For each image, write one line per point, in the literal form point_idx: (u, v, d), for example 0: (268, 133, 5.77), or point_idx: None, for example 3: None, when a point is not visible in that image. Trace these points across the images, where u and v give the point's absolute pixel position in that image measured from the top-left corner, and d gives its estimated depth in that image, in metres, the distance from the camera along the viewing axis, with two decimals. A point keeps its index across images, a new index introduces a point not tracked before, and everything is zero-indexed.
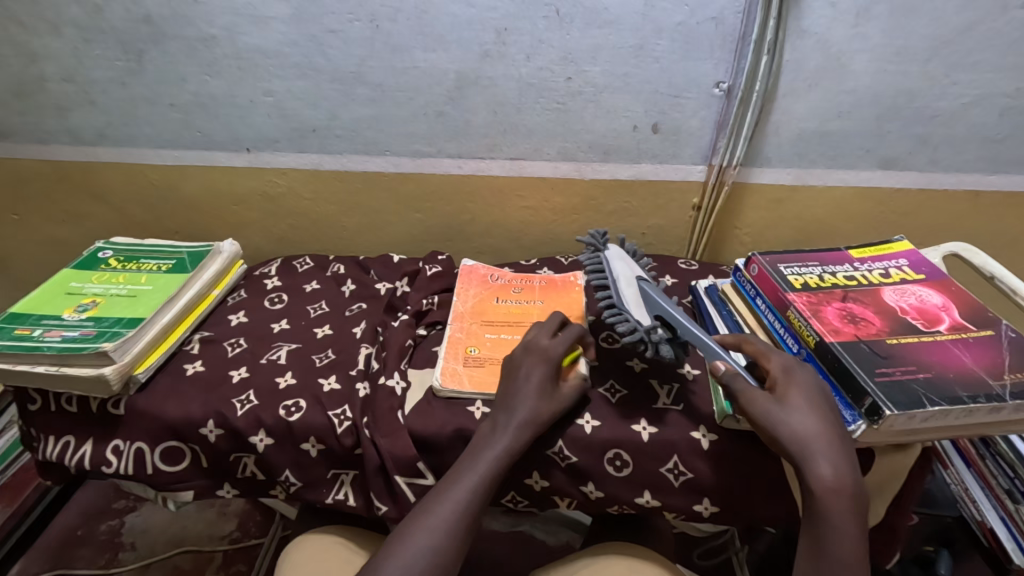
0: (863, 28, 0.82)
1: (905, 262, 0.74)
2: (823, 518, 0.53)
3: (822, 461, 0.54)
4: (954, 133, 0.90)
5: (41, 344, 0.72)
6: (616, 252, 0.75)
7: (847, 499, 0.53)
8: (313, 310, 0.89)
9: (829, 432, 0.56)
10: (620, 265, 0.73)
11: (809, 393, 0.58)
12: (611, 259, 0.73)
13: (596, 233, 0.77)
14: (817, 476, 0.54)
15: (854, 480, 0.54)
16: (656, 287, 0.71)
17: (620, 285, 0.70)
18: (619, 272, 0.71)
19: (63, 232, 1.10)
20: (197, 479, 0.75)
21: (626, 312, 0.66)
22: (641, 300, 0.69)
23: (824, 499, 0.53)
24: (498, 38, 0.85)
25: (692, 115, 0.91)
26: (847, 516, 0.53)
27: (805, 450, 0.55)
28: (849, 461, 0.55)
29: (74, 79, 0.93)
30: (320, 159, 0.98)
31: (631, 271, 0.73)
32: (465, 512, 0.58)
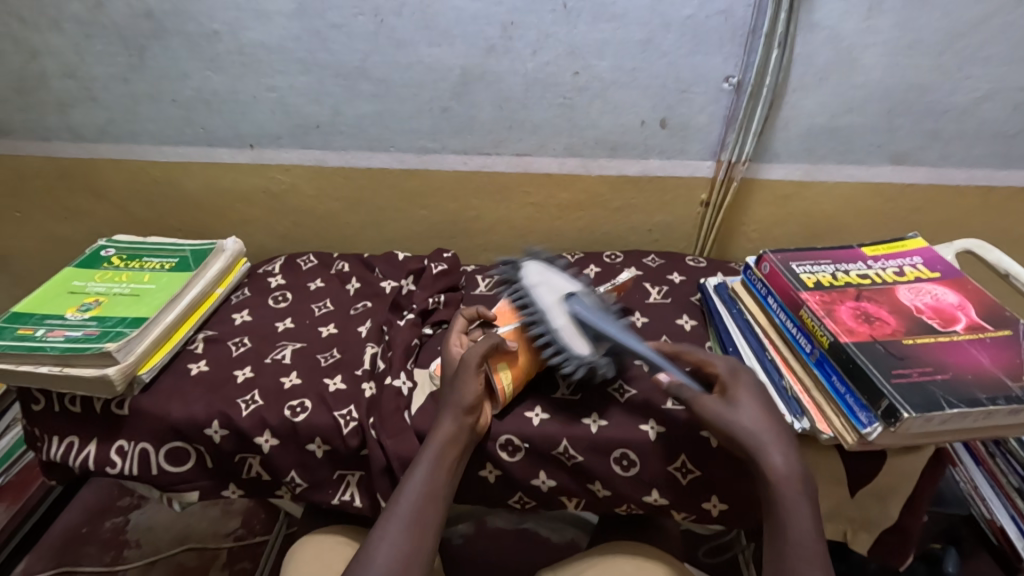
0: (875, 21, 0.80)
1: (919, 260, 0.73)
2: (787, 507, 0.54)
3: (773, 452, 0.56)
4: (967, 128, 0.88)
5: (44, 344, 0.71)
6: (534, 272, 0.74)
7: (801, 486, 0.55)
8: (318, 308, 0.88)
9: (775, 425, 0.58)
10: (544, 291, 0.72)
11: (752, 393, 0.60)
12: (532, 287, 0.72)
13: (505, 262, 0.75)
14: (773, 467, 0.55)
15: (802, 467, 0.56)
16: (585, 304, 0.70)
17: (549, 317, 0.68)
18: (543, 301, 0.70)
19: (65, 230, 1.09)
20: (202, 479, 0.74)
21: (566, 349, 0.66)
22: (575, 326, 0.69)
23: (783, 488, 0.54)
24: (504, 32, 0.84)
25: (700, 110, 0.89)
26: (804, 502, 0.54)
27: (761, 443, 0.56)
28: (796, 451, 0.57)
29: (75, 75, 0.92)
30: (323, 156, 0.97)
31: (554, 292, 0.72)
32: (416, 510, 0.58)
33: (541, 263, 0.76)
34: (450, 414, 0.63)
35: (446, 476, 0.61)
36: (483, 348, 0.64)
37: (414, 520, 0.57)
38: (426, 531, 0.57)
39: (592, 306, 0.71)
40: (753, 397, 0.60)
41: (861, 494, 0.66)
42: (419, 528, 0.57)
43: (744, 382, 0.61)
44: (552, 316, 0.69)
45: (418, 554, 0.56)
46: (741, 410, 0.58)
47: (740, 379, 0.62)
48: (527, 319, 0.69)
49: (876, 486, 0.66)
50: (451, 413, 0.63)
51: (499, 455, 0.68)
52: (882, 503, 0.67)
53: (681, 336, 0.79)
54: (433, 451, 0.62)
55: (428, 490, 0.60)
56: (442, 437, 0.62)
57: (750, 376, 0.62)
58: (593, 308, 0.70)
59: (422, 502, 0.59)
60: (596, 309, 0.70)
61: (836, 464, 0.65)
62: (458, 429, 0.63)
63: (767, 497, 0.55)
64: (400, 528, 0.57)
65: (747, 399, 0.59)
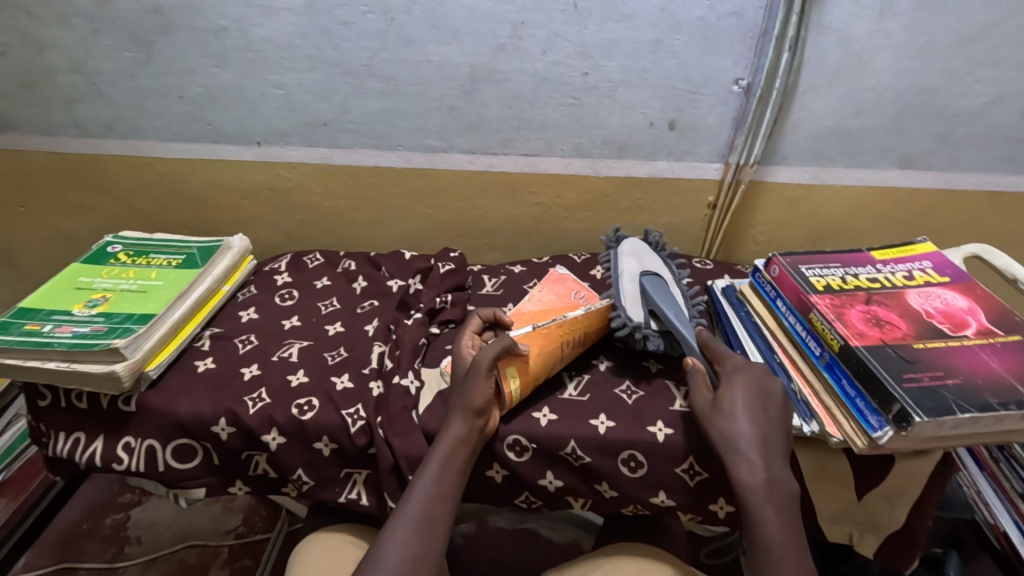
0: (885, 24, 0.80)
1: (929, 264, 0.73)
2: (752, 516, 0.55)
3: (742, 460, 0.56)
4: (976, 132, 0.88)
5: (51, 339, 0.71)
6: (631, 249, 0.81)
7: (768, 495, 0.55)
8: (325, 306, 0.88)
9: (754, 431, 0.58)
10: (631, 262, 0.79)
11: (744, 394, 0.60)
12: (624, 256, 0.79)
13: (612, 235, 0.84)
14: (739, 475, 0.56)
15: (774, 475, 0.56)
16: (658, 283, 0.75)
17: (621, 281, 0.76)
18: (624, 269, 0.77)
19: (70, 225, 1.09)
20: (208, 476, 0.74)
21: (621, 308, 0.73)
22: (638, 295, 0.74)
23: (749, 497, 0.55)
24: (514, 32, 0.84)
25: (709, 111, 0.89)
26: (771, 511, 0.55)
27: (730, 449, 0.57)
28: (772, 458, 0.57)
29: (82, 70, 0.92)
30: (331, 153, 0.97)
31: (642, 267, 0.78)
32: (426, 511, 0.58)
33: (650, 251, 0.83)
34: (460, 416, 0.63)
35: (456, 478, 0.62)
36: (495, 350, 0.64)
37: (420, 522, 0.58)
38: (432, 532, 0.58)
39: (664, 288, 0.75)
40: (744, 398, 0.60)
41: (868, 496, 0.66)
42: (422, 530, 0.57)
43: (737, 383, 0.62)
44: (623, 282, 0.76)
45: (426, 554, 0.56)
46: (725, 414, 0.59)
47: (733, 380, 0.62)
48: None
49: (885, 490, 0.66)
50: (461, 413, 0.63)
51: (506, 455, 0.68)
52: (890, 507, 0.66)
53: None
54: (444, 452, 0.62)
55: (439, 491, 0.60)
56: (452, 438, 0.63)
57: (745, 375, 0.62)
58: (663, 290, 0.75)
59: (431, 504, 0.59)
60: (665, 291, 0.75)
61: (841, 465, 0.66)
62: (469, 432, 0.63)
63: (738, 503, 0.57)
64: (405, 530, 0.57)
65: (734, 401, 0.60)
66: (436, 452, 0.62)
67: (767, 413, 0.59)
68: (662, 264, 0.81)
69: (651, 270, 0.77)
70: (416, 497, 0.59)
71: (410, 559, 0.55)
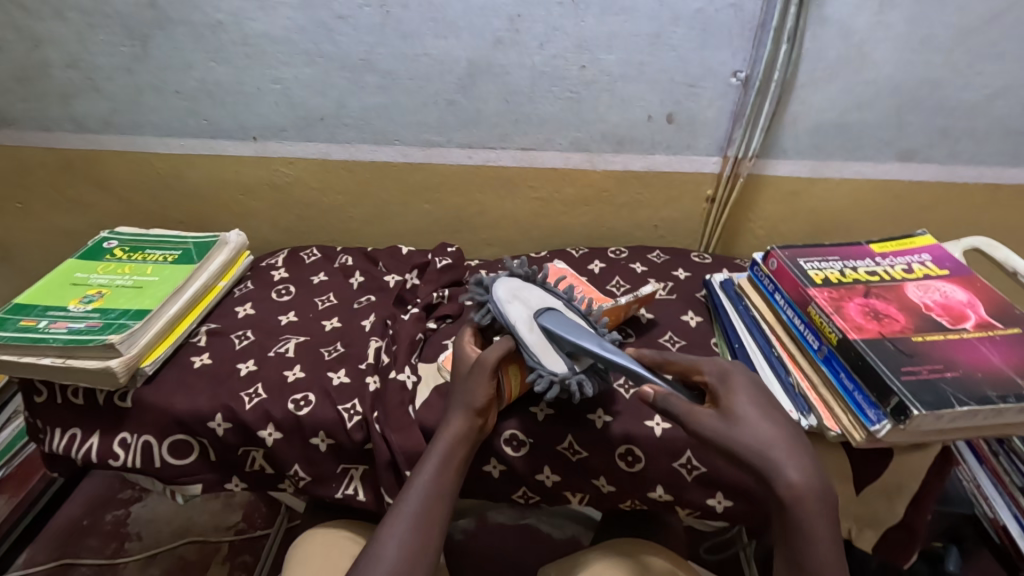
0: (886, 16, 0.80)
1: (928, 257, 0.73)
2: (801, 529, 0.50)
3: (788, 470, 0.51)
4: (976, 126, 0.88)
5: (47, 335, 0.71)
6: (506, 289, 0.68)
7: (819, 504, 0.51)
8: (321, 302, 0.88)
9: (781, 433, 0.53)
10: (517, 305, 0.66)
11: (749, 397, 0.56)
12: (504, 303, 0.67)
13: (476, 282, 0.70)
14: (790, 487, 0.51)
15: (820, 481, 0.52)
16: (557, 318, 0.65)
17: (519, 333, 0.64)
18: (515, 318, 0.65)
19: (67, 221, 1.09)
20: (204, 472, 0.74)
21: (538, 368, 0.63)
22: (547, 342, 0.64)
23: (801, 510, 0.50)
24: (511, 25, 0.83)
25: (708, 105, 0.89)
26: (823, 522, 0.50)
27: (768, 462, 0.52)
28: (811, 463, 0.52)
29: (78, 65, 0.91)
30: (328, 149, 0.97)
31: (530, 308, 0.66)
32: (425, 507, 0.58)
33: (519, 277, 0.71)
34: (459, 414, 0.63)
35: (454, 475, 0.61)
36: (500, 351, 0.63)
37: (418, 520, 0.57)
38: (431, 529, 0.58)
39: (564, 319, 0.66)
40: (754, 404, 0.56)
41: (866, 491, 0.66)
42: (422, 526, 0.57)
43: (738, 388, 0.58)
44: (522, 334, 0.65)
45: (425, 549, 0.56)
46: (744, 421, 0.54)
47: (732, 387, 0.58)
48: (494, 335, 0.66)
49: (883, 484, 0.65)
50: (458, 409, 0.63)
51: (503, 450, 0.68)
52: (889, 501, 0.66)
53: (686, 332, 0.78)
54: (443, 449, 0.62)
55: (438, 487, 0.60)
56: (450, 436, 0.62)
57: (740, 379, 0.59)
58: (565, 321, 0.65)
59: (430, 500, 0.59)
60: (569, 322, 0.65)
61: (841, 460, 0.65)
62: (467, 429, 0.63)
63: (782, 518, 0.51)
64: (402, 528, 0.56)
65: (744, 408, 0.55)
66: (433, 450, 0.62)
67: (779, 413, 0.56)
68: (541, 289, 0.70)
69: (538, 306, 0.67)
70: (412, 495, 0.59)
71: (409, 556, 0.55)
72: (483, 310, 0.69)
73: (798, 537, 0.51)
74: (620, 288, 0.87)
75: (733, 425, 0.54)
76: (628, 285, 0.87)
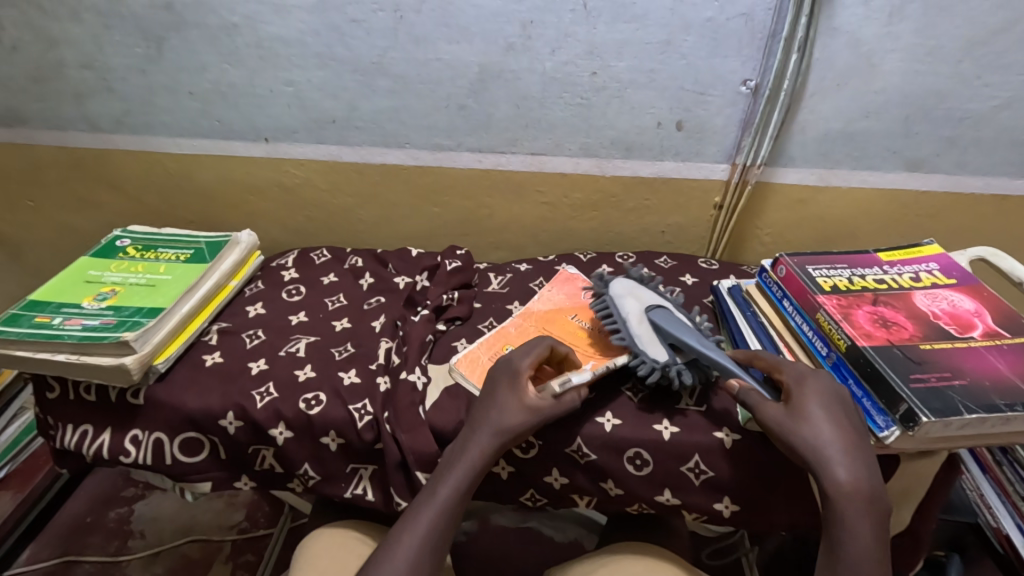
0: (895, 27, 0.81)
1: (935, 266, 0.73)
2: (841, 525, 0.53)
3: (838, 469, 0.54)
4: (984, 136, 0.88)
5: (61, 332, 0.71)
6: (622, 285, 0.74)
7: (865, 504, 0.53)
8: (331, 302, 0.88)
9: (838, 436, 0.55)
10: (631, 298, 0.73)
11: (822, 401, 0.57)
12: (618, 296, 0.73)
13: (596, 275, 0.76)
14: (837, 484, 0.54)
15: (871, 484, 0.54)
16: (667, 314, 0.70)
17: (630, 324, 0.70)
18: (628, 310, 0.71)
19: (77, 220, 1.10)
20: (214, 470, 0.74)
21: (641, 355, 0.68)
22: (654, 334, 0.69)
23: (846, 506, 0.53)
24: (523, 31, 0.84)
25: (717, 113, 0.90)
26: (864, 520, 0.53)
27: (820, 459, 0.54)
28: (867, 466, 0.54)
29: (93, 65, 0.92)
30: (338, 151, 0.97)
31: (643, 303, 0.72)
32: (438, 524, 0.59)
33: (633, 278, 0.76)
34: (491, 426, 0.63)
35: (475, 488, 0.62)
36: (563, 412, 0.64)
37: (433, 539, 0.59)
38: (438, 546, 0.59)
39: (674, 316, 0.70)
40: (823, 406, 0.57)
41: None
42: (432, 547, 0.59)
43: (812, 391, 0.58)
44: (632, 325, 0.70)
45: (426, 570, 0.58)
46: (806, 421, 0.56)
47: (806, 390, 0.59)
48: (606, 324, 0.72)
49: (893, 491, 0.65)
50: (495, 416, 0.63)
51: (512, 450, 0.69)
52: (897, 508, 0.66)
53: None
54: (471, 467, 0.62)
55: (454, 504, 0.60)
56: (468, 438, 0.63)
57: (817, 383, 0.59)
58: (675, 318, 0.69)
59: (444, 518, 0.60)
60: (678, 320, 0.69)
61: None
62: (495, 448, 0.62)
63: (825, 510, 0.54)
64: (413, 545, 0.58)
65: (813, 409, 0.57)
66: (461, 463, 0.62)
67: (850, 419, 0.57)
68: (654, 289, 0.75)
69: (652, 302, 0.72)
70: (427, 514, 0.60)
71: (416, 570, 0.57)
72: (598, 299, 0.75)
73: (839, 532, 0.53)
74: None
75: (793, 420, 0.57)
76: None
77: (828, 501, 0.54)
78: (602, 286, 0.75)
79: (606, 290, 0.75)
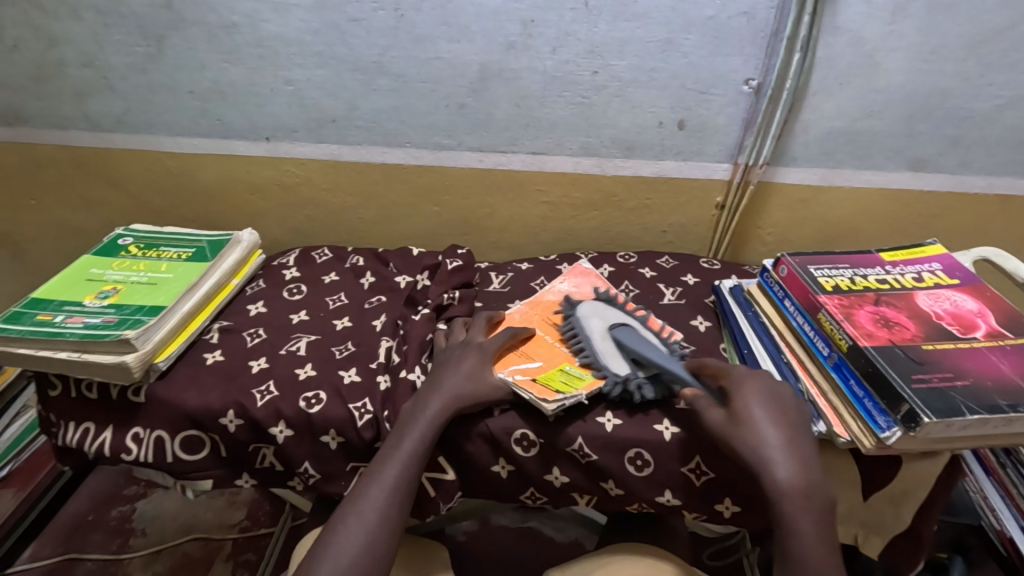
0: (898, 26, 0.80)
1: (938, 266, 0.73)
2: (786, 525, 0.54)
3: (776, 468, 0.55)
4: (988, 135, 0.88)
5: (63, 330, 0.71)
6: (587, 308, 0.78)
7: (805, 502, 0.54)
8: (332, 301, 0.88)
9: (775, 435, 0.57)
10: (596, 320, 0.76)
11: (758, 402, 0.60)
12: (584, 318, 0.77)
13: (564, 302, 0.80)
14: (777, 483, 0.55)
15: (811, 480, 0.55)
16: (629, 332, 0.73)
17: (593, 341, 0.73)
18: (592, 330, 0.75)
19: (79, 218, 1.10)
20: (215, 468, 0.74)
21: (604, 368, 0.70)
22: (616, 351, 0.72)
23: (787, 505, 0.54)
24: (524, 30, 0.84)
25: (719, 111, 0.89)
26: (806, 516, 0.54)
27: (758, 459, 0.56)
28: (805, 463, 0.56)
29: (94, 64, 0.92)
30: (339, 150, 0.98)
31: (607, 323, 0.75)
32: (385, 509, 0.60)
33: (601, 301, 0.81)
34: (436, 404, 0.66)
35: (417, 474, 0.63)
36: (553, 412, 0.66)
37: (384, 522, 0.59)
38: (389, 533, 0.59)
39: (638, 335, 0.73)
40: (760, 407, 0.59)
41: (875, 499, 0.66)
42: (381, 533, 0.59)
43: (748, 394, 0.61)
44: (596, 343, 0.73)
45: (377, 560, 0.57)
46: (743, 422, 0.58)
47: (744, 393, 0.61)
48: (571, 344, 0.74)
49: (894, 491, 0.65)
50: (443, 402, 0.66)
51: (513, 449, 0.68)
52: (896, 509, 0.66)
53: (695, 337, 0.79)
54: (407, 451, 0.63)
55: (398, 490, 0.61)
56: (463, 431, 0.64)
57: (755, 384, 0.62)
58: (638, 336, 0.73)
59: (390, 503, 0.60)
60: (640, 338, 0.73)
61: (851, 469, 0.65)
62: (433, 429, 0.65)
63: (772, 512, 0.55)
64: (359, 533, 0.58)
65: (750, 411, 0.59)
66: (399, 450, 0.63)
67: (783, 418, 0.59)
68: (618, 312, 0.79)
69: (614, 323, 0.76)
70: (373, 498, 0.60)
71: (365, 555, 0.57)
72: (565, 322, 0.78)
73: (786, 533, 0.54)
74: (628, 292, 0.88)
75: (732, 424, 0.59)
76: (637, 290, 0.88)
77: (772, 502, 0.55)
78: (568, 309, 0.79)
79: (574, 314, 0.78)
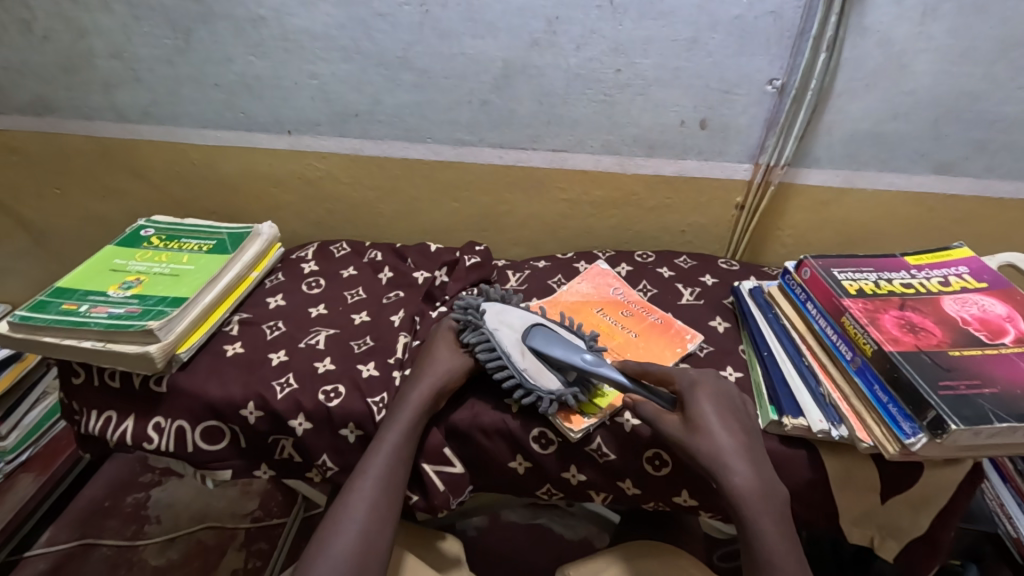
0: (927, 27, 0.79)
1: (965, 270, 0.72)
2: (746, 529, 0.55)
3: (733, 472, 0.57)
4: (1016, 139, 0.86)
5: (88, 319, 0.72)
6: (493, 316, 0.73)
7: (763, 500, 0.56)
8: (351, 296, 0.89)
9: (732, 441, 0.59)
10: (504, 330, 0.71)
11: (713, 406, 0.62)
12: (493, 329, 0.71)
13: (463, 309, 0.75)
14: (734, 487, 0.57)
15: (763, 482, 0.57)
16: (543, 337, 0.70)
17: (513, 357, 0.69)
18: (507, 343, 0.70)
19: (101, 208, 1.11)
20: (234, 459, 0.75)
21: (536, 389, 0.67)
22: (540, 363, 0.69)
23: (745, 510, 0.56)
24: (548, 27, 0.84)
25: (742, 112, 0.89)
26: (766, 516, 0.56)
27: (717, 465, 0.57)
28: (757, 465, 0.58)
29: (121, 55, 0.93)
30: (360, 144, 0.98)
31: (516, 330, 0.71)
32: (377, 500, 0.60)
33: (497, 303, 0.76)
34: (428, 394, 0.67)
35: (404, 467, 0.64)
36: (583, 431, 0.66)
37: (378, 512, 0.60)
38: (382, 524, 0.59)
39: (549, 335, 0.71)
40: (715, 409, 0.61)
41: (894, 502, 0.65)
42: (376, 523, 0.59)
43: (702, 397, 0.63)
44: (518, 358, 0.69)
45: (374, 549, 0.58)
46: (701, 431, 0.60)
47: (697, 396, 0.63)
48: (492, 365, 0.68)
49: (910, 495, 0.64)
50: (429, 395, 0.67)
51: (531, 447, 0.68)
52: (914, 514, 0.65)
53: (715, 338, 0.79)
54: (392, 444, 0.64)
55: (389, 481, 0.62)
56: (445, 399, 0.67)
57: (705, 388, 0.64)
58: (553, 338, 0.71)
59: (380, 494, 0.61)
60: (556, 339, 0.70)
61: (872, 474, 0.64)
62: (415, 422, 0.66)
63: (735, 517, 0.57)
64: (354, 525, 0.58)
65: (706, 417, 0.61)
66: (383, 443, 0.64)
67: (735, 420, 0.61)
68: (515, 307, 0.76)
69: (526, 328, 0.72)
70: (363, 490, 0.61)
71: (367, 552, 0.57)
72: (475, 332, 0.72)
73: (750, 537, 0.55)
74: (647, 291, 0.87)
75: (690, 433, 0.60)
76: (655, 290, 0.88)
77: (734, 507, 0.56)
78: (472, 321, 0.73)
79: (482, 322, 0.73)
